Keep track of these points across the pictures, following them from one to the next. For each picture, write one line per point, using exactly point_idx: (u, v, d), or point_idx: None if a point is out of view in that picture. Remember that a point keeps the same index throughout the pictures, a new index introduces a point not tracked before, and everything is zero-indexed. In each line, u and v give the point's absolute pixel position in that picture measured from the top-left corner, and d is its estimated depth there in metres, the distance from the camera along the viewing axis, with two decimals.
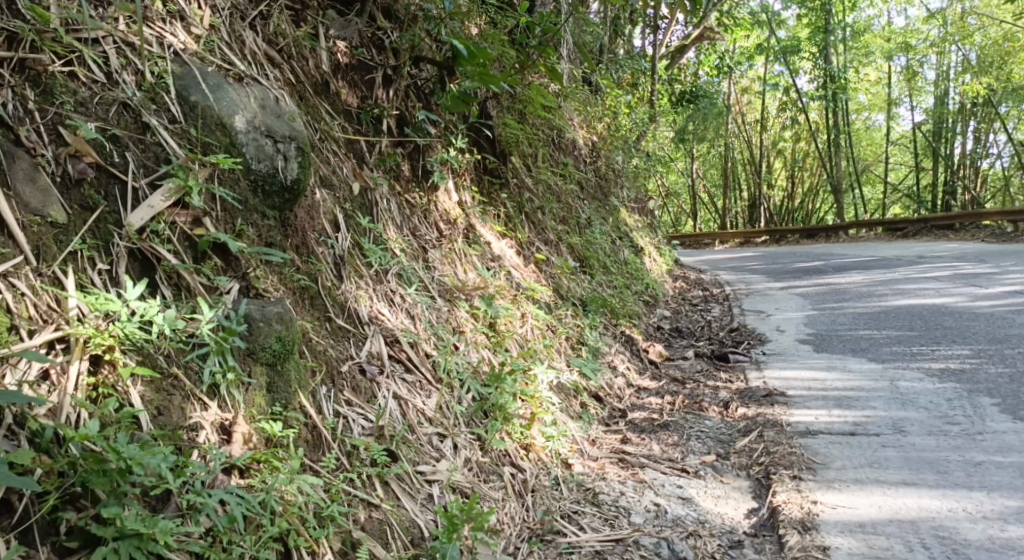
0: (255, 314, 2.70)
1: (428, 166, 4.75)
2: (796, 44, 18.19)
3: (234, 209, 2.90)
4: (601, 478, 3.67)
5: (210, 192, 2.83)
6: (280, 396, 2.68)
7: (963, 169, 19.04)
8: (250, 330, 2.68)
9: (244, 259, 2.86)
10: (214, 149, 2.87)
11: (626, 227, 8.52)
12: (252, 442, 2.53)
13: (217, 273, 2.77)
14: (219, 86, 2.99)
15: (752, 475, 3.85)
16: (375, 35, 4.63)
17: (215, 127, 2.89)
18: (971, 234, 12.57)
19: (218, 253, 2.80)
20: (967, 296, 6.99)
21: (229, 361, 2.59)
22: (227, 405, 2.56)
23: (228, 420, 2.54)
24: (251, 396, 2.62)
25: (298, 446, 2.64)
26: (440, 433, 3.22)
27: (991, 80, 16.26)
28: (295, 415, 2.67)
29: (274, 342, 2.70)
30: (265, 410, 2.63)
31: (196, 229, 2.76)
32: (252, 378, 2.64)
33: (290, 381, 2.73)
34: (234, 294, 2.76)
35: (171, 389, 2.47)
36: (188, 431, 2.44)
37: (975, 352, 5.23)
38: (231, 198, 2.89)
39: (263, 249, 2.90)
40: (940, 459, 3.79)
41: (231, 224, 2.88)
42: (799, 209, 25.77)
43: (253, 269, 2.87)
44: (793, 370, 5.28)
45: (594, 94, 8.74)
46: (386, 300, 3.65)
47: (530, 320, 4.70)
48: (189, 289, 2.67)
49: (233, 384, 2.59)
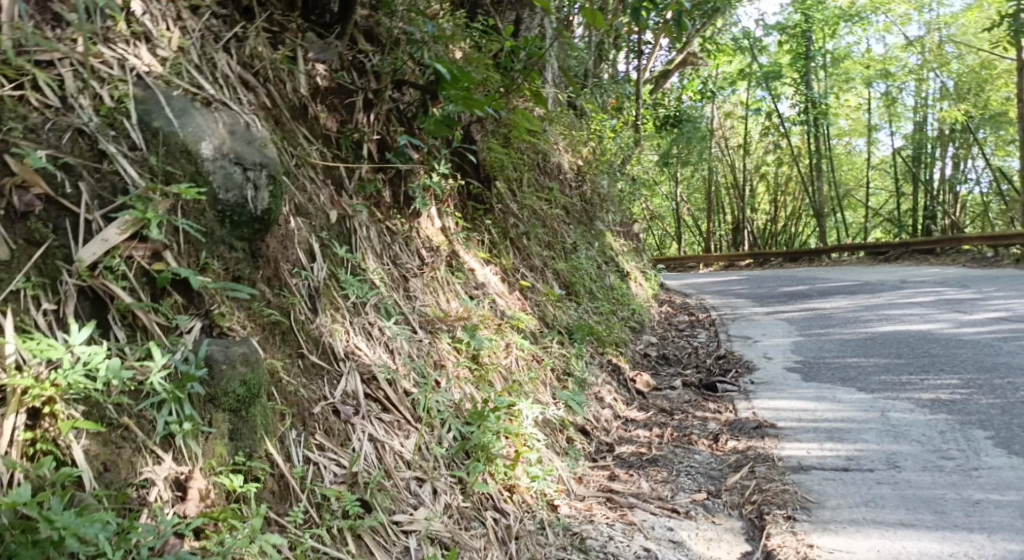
0: (217, 356, 2.52)
1: (410, 192, 4.60)
2: (778, 69, 18.24)
3: (199, 240, 2.73)
4: (588, 521, 3.50)
5: (171, 224, 2.66)
6: (244, 445, 2.50)
7: (943, 194, 19.08)
8: (212, 374, 2.49)
9: (208, 296, 2.68)
10: (176, 178, 2.71)
11: (612, 252, 8.39)
12: (209, 499, 2.36)
13: (177, 311, 2.60)
14: (185, 110, 2.83)
15: (745, 515, 3.69)
16: (356, 59, 4.53)
17: (179, 155, 2.73)
18: (953, 258, 12.54)
19: (179, 288, 2.63)
20: (954, 322, 6.89)
21: (187, 410, 2.41)
22: (184, 457, 2.39)
23: (183, 474, 2.37)
24: (212, 446, 2.44)
25: (262, 500, 2.47)
26: (419, 477, 3.04)
27: (969, 107, 16.31)
28: (260, 466, 2.49)
29: (238, 387, 2.51)
30: (227, 460, 2.46)
31: (155, 263, 2.59)
32: (213, 427, 2.46)
33: (256, 428, 2.55)
34: (196, 334, 2.59)
35: (120, 441, 2.31)
36: (138, 488, 2.29)
37: (965, 382, 5.10)
38: (196, 230, 2.72)
39: (229, 284, 2.72)
40: (937, 498, 3.64)
41: (195, 258, 2.71)
42: (782, 233, 25.78)
43: (218, 307, 2.70)
44: (783, 400, 5.13)
45: (579, 117, 8.64)
46: (364, 333, 3.48)
47: (515, 351, 4.54)
48: (145, 330, 2.50)
49: (190, 432, 2.41)
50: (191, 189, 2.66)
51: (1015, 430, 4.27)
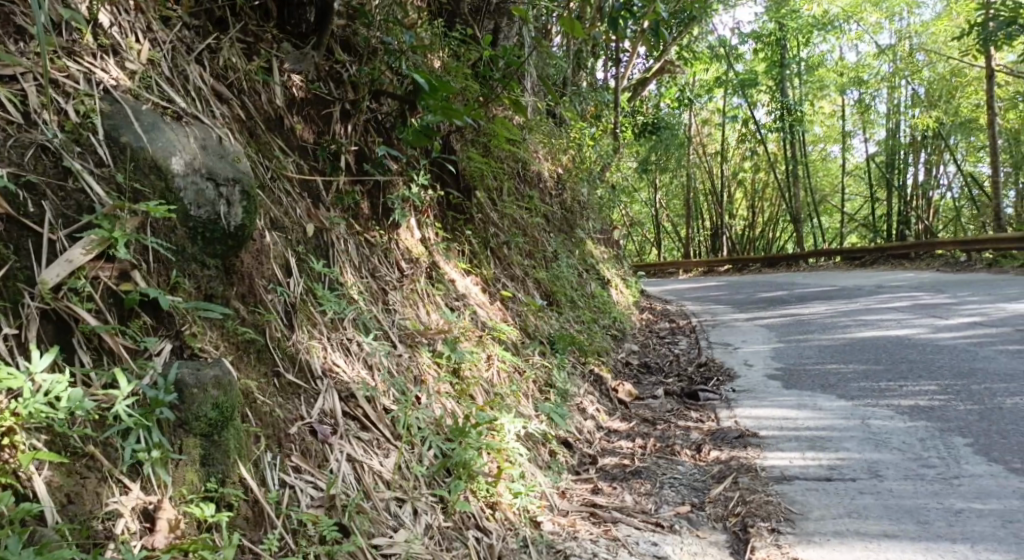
0: (188, 379, 2.45)
1: (389, 204, 4.54)
2: (754, 77, 18.32)
3: (169, 256, 2.67)
4: (572, 537, 3.44)
5: (140, 243, 2.60)
6: (217, 470, 2.44)
7: (916, 200, 19.23)
8: (182, 398, 2.43)
9: (178, 316, 2.62)
10: (145, 196, 2.65)
11: (593, 260, 8.35)
12: (179, 529, 2.29)
13: (145, 332, 2.53)
14: (154, 125, 2.76)
15: (729, 527, 3.64)
16: (333, 69, 4.48)
17: (148, 171, 2.66)
18: (927, 263, 12.61)
19: (147, 309, 2.56)
20: (929, 327, 6.90)
21: (155, 437, 2.35)
22: (153, 485, 2.32)
23: (152, 503, 2.29)
24: (182, 472, 2.38)
25: (235, 527, 2.41)
26: (399, 498, 2.98)
27: (941, 113, 16.44)
28: (233, 491, 2.43)
29: (210, 410, 2.46)
30: (198, 487, 2.39)
31: (122, 284, 2.52)
32: (183, 453, 2.40)
33: (230, 452, 2.48)
34: (165, 356, 2.52)
35: (85, 471, 2.23)
36: (104, 520, 2.21)
37: (942, 388, 5.09)
38: (165, 248, 2.66)
39: (201, 304, 2.66)
40: (920, 508, 3.61)
41: (165, 277, 2.64)
42: (760, 238, 25.89)
43: (189, 327, 2.63)
44: (765, 409, 5.10)
45: (558, 126, 8.61)
46: (342, 350, 3.41)
47: (496, 363, 4.48)
48: (111, 353, 2.42)
49: (159, 460, 2.34)
50: (161, 207, 2.60)
51: (994, 437, 4.25)
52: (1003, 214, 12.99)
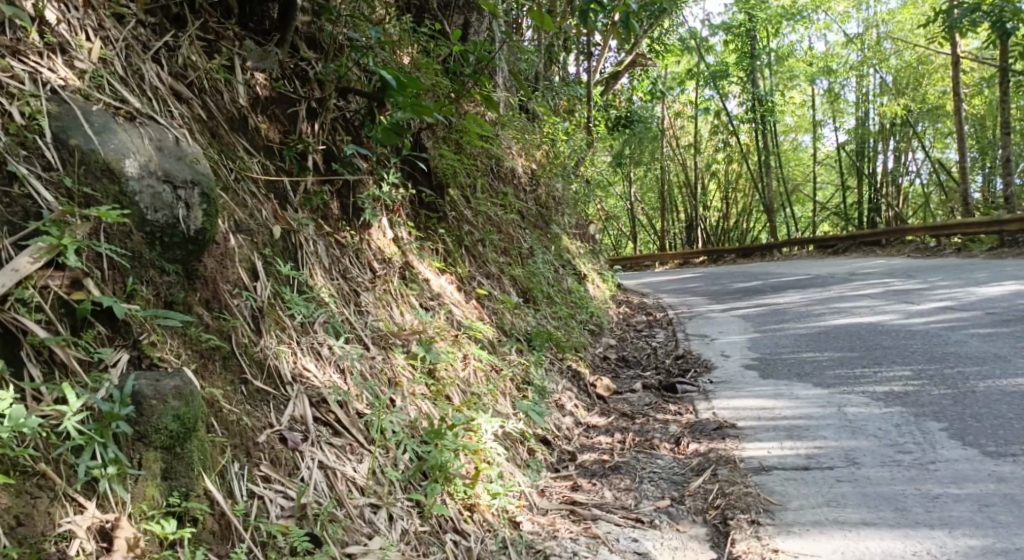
0: (146, 391, 2.37)
1: (358, 203, 4.45)
2: (724, 68, 18.34)
3: (125, 262, 2.58)
4: (552, 537, 3.38)
5: (93, 250, 2.50)
6: (179, 484, 2.36)
7: (886, 187, 19.33)
8: (140, 410, 2.35)
9: (135, 325, 2.53)
10: (98, 200, 2.55)
11: (569, 254, 8.29)
12: (137, 548, 2.20)
13: (99, 343, 2.44)
14: (106, 126, 2.65)
15: (709, 520, 3.59)
16: (299, 67, 4.38)
17: (101, 174, 2.56)
18: (898, 249, 12.68)
19: (101, 319, 2.47)
20: (902, 313, 6.90)
21: (111, 452, 2.26)
22: (109, 503, 2.24)
23: (109, 522, 2.21)
24: (142, 488, 2.30)
25: (199, 544, 2.32)
26: (373, 504, 2.90)
27: (908, 101, 16.51)
28: (197, 506, 2.35)
29: (171, 421, 2.37)
30: (160, 502, 2.31)
31: (74, 292, 2.43)
32: (142, 468, 2.32)
33: (193, 464, 2.40)
34: (123, 366, 2.44)
35: (36, 491, 2.15)
36: (56, 542, 2.12)
37: (916, 373, 5.08)
38: (120, 253, 2.56)
39: (159, 311, 2.57)
40: (898, 495, 3.58)
41: (120, 284, 2.55)
42: (735, 229, 25.99)
43: (148, 336, 2.54)
44: (743, 399, 5.06)
45: (531, 121, 8.55)
46: (313, 354, 3.32)
47: (473, 362, 4.40)
48: (62, 366, 2.33)
49: (116, 476, 2.26)
50: (114, 211, 2.50)
51: (968, 420, 4.23)
52: (971, 200, 13.06)
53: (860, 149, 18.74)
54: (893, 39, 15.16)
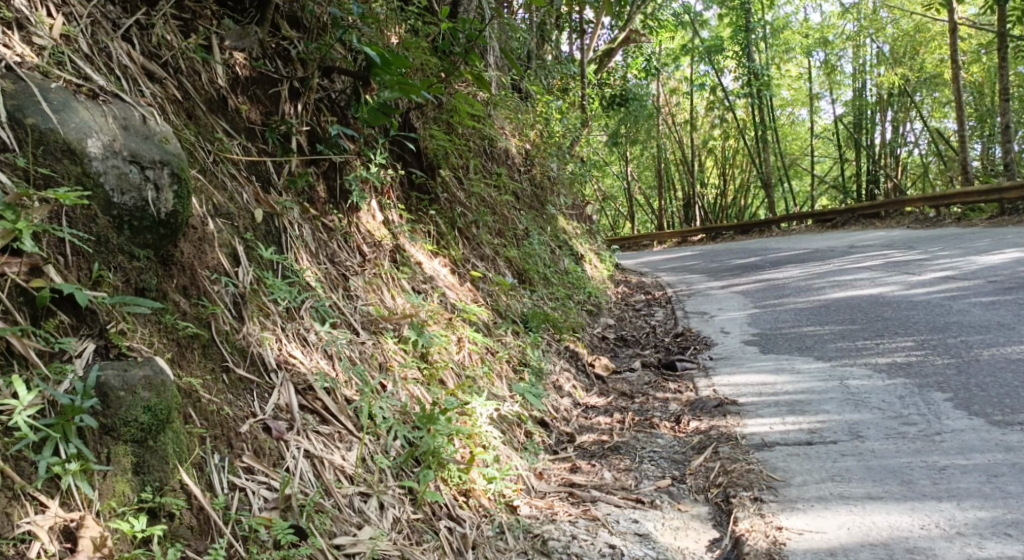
0: (113, 382, 2.26)
1: (345, 185, 4.33)
2: (719, 42, 18.13)
3: (90, 247, 2.47)
4: (551, 520, 3.29)
5: (54, 235, 2.39)
6: (152, 478, 2.27)
7: (885, 159, 19.13)
8: (106, 402, 2.25)
9: (102, 312, 2.42)
10: (58, 181, 2.43)
11: (565, 235, 8.17)
12: (105, 548, 2.12)
13: (62, 333, 2.34)
14: (65, 104, 2.53)
15: (711, 499, 3.50)
16: (280, 46, 4.25)
17: (61, 154, 2.45)
18: (898, 220, 12.54)
19: (64, 307, 2.36)
20: (903, 284, 6.79)
21: (73, 447, 2.18)
22: (74, 500, 2.15)
23: (74, 521, 2.13)
24: (111, 483, 2.21)
25: (174, 540, 2.24)
26: (363, 493, 2.80)
27: (906, 70, 16.31)
28: (171, 501, 2.26)
29: (141, 414, 2.27)
30: (132, 498, 2.23)
31: (33, 279, 2.32)
32: (111, 463, 2.23)
33: (167, 458, 2.30)
34: (88, 356, 2.33)
35: None
36: (15, 544, 2.05)
37: (919, 343, 4.98)
38: (85, 239, 2.46)
39: (127, 298, 2.46)
40: (904, 467, 3.49)
41: (86, 270, 2.45)
42: (733, 206, 25.82)
43: (116, 324, 2.43)
44: (743, 375, 4.97)
45: (524, 100, 8.40)
46: (298, 340, 3.22)
47: (467, 345, 4.30)
48: (20, 357, 2.23)
49: (78, 471, 2.17)
50: (75, 194, 2.40)
51: (974, 389, 4.14)
52: (970, 168, 12.93)
53: (858, 120, 18.57)
54: (889, 8, 14.95)
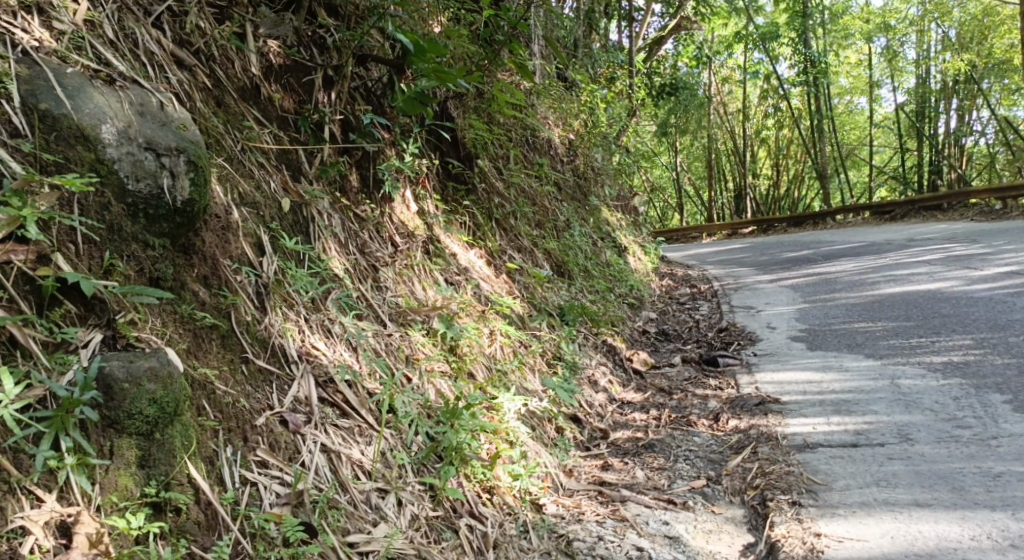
0: (117, 374, 2.24)
1: (379, 175, 4.27)
2: (775, 29, 17.66)
3: (103, 235, 2.46)
4: (576, 520, 3.20)
5: (65, 224, 2.37)
6: (158, 472, 2.25)
7: (949, 148, 18.08)
8: (109, 395, 2.23)
9: (111, 302, 2.40)
10: (71, 167, 2.42)
11: (608, 226, 8.03)
12: (101, 545, 2.09)
13: (68, 322, 2.32)
14: (80, 89, 2.51)
15: (747, 501, 3.38)
16: (316, 34, 4.17)
17: (74, 140, 2.44)
18: (959, 213, 12.12)
19: (71, 296, 2.35)
20: (963, 280, 6.55)
21: (72, 440, 2.16)
22: (73, 495, 2.13)
23: (71, 516, 2.11)
24: (113, 477, 2.20)
25: (178, 535, 2.22)
26: (381, 489, 2.75)
27: (972, 56, 15.70)
28: (176, 496, 2.24)
29: (147, 406, 2.26)
30: (134, 493, 2.21)
31: (39, 267, 2.30)
32: (114, 457, 2.22)
33: (173, 451, 2.29)
34: (94, 346, 2.32)
35: None
36: (9, 539, 2.03)
37: (977, 342, 4.79)
38: (97, 228, 2.44)
39: (137, 288, 2.43)
40: (954, 473, 3.34)
41: (97, 259, 2.43)
42: (785, 197, 25.27)
43: (125, 314, 2.41)
44: (787, 373, 4.82)
45: (569, 88, 8.26)
46: (323, 332, 3.17)
47: (499, 338, 4.22)
48: (21, 346, 2.21)
49: (76, 465, 2.15)
50: (85, 182, 2.38)
51: None
52: None
53: (920, 109, 18.02)
54: None
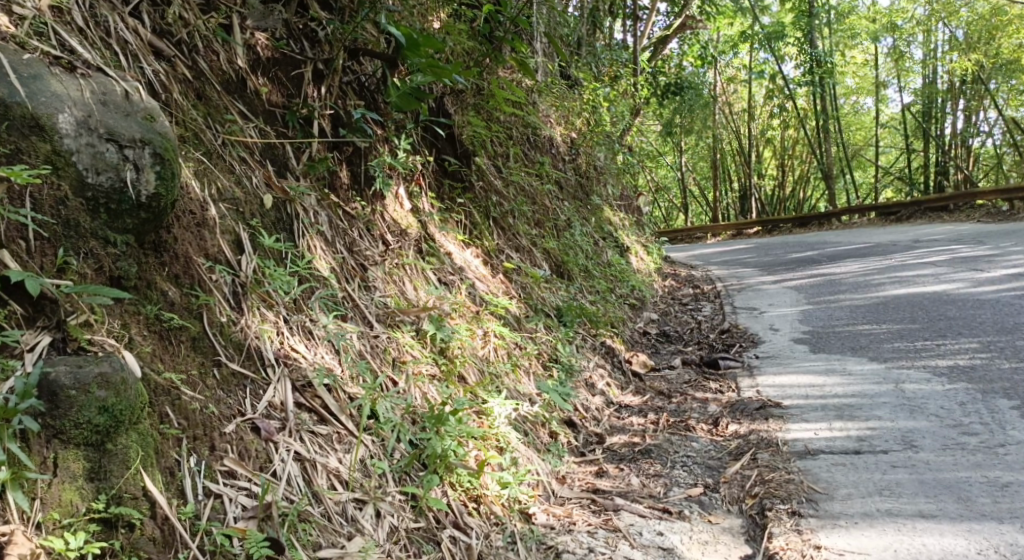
0: (63, 380, 2.14)
1: (370, 171, 4.12)
2: (781, 28, 17.43)
3: (57, 231, 2.36)
4: (567, 530, 3.07)
5: (13, 221, 2.28)
6: (108, 485, 2.15)
7: (956, 148, 17.90)
8: (55, 403, 2.13)
9: (63, 302, 2.30)
10: (23, 157, 2.31)
11: (611, 226, 7.88)
12: None
13: (13, 325, 2.23)
14: (37, 75, 2.39)
15: (745, 511, 3.24)
16: (307, 27, 4.04)
17: (28, 130, 2.33)
18: (967, 214, 11.94)
19: (17, 297, 2.25)
20: (970, 281, 6.40)
21: (9, 450, 2.05)
22: (9, 511, 2.02)
23: (5, 535, 1.99)
24: (56, 492, 2.09)
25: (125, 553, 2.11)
26: (358, 499, 2.64)
27: (980, 56, 15.48)
28: (126, 511, 2.14)
29: (97, 414, 2.16)
30: (79, 509, 2.10)
31: None
32: (59, 468, 2.11)
33: (126, 463, 2.19)
34: (40, 350, 2.22)
35: None
36: None
37: (984, 345, 4.65)
38: (49, 224, 2.34)
39: (90, 288, 2.31)
40: (960, 482, 3.20)
41: (49, 256, 2.33)
42: (790, 198, 25.04)
43: (78, 315, 2.31)
44: (789, 375, 4.68)
45: (572, 86, 8.10)
46: (303, 333, 3.03)
47: (493, 340, 4.07)
48: None
49: (10, 480, 2.03)
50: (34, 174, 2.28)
51: None
52: None
53: (926, 109, 17.85)
54: None
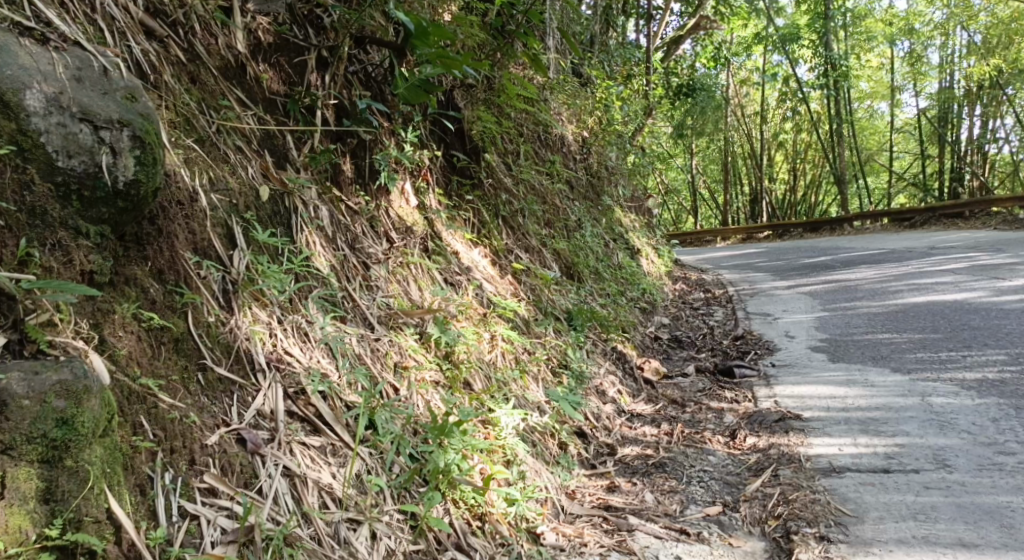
0: (16, 388, 1.95)
1: (375, 164, 3.90)
2: (796, 30, 17.10)
3: (20, 219, 2.17)
4: (578, 553, 2.85)
5: None
6: (65, 508, 1.95)
7: (971, 155, 17.52)
8: (5, 411, 1.93)
9: (24, 301, 2.09)
10: None
11: (621, 227, 7.64)
12: None
13: None
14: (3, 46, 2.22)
15: (768, 533, 3.01)
16: (312, 13, 3.78)
17: None
18: (983, 221, 11.66)
19: None
20: (992, 290, 6.16)
21: None
22: None
23: None
24: (4, 517, 1.89)
25: None
26: (351, 519, 2.44)
27: (999, 61, 15.10)
28: (85, 537, 1.94)
29: (56, 426, 1.97)
30: (29, 536, 1.90)
31: None
32: (12, 485, 1.91)
33: (86, 481, 1.99)
34: None
35: None
36: None
37: (1013, 358, 4.42)
38: (10, 211, 2.15)
39: (54, 282, 2.09)
40: (1001, 508, 2.97)
41: (11, 247, 2.13)
42: (802, 202, 24.72)
43: (39, 314, 2.11)
44: (809, 385, 4.45)
45: (585, 84, 7.87)
46: (298, 335, 2.81)
47: (501, 344, 3.85)
48: None
49: None
50: None
51: None
52: None
53: (942, 114, 17.41)
54: None
